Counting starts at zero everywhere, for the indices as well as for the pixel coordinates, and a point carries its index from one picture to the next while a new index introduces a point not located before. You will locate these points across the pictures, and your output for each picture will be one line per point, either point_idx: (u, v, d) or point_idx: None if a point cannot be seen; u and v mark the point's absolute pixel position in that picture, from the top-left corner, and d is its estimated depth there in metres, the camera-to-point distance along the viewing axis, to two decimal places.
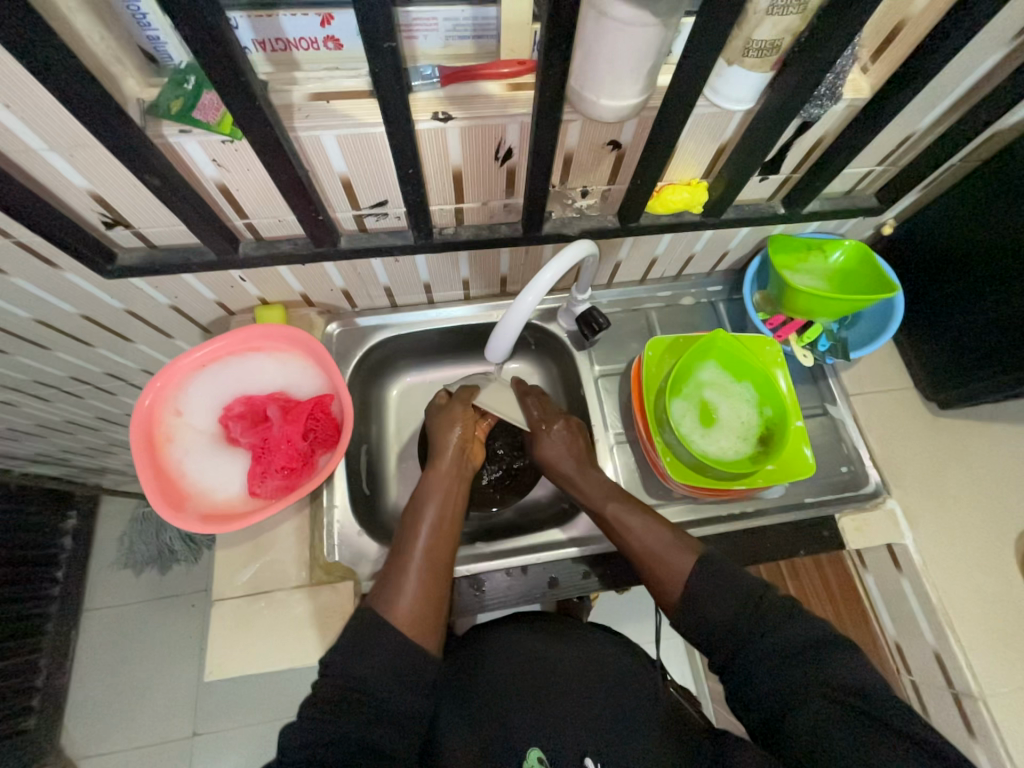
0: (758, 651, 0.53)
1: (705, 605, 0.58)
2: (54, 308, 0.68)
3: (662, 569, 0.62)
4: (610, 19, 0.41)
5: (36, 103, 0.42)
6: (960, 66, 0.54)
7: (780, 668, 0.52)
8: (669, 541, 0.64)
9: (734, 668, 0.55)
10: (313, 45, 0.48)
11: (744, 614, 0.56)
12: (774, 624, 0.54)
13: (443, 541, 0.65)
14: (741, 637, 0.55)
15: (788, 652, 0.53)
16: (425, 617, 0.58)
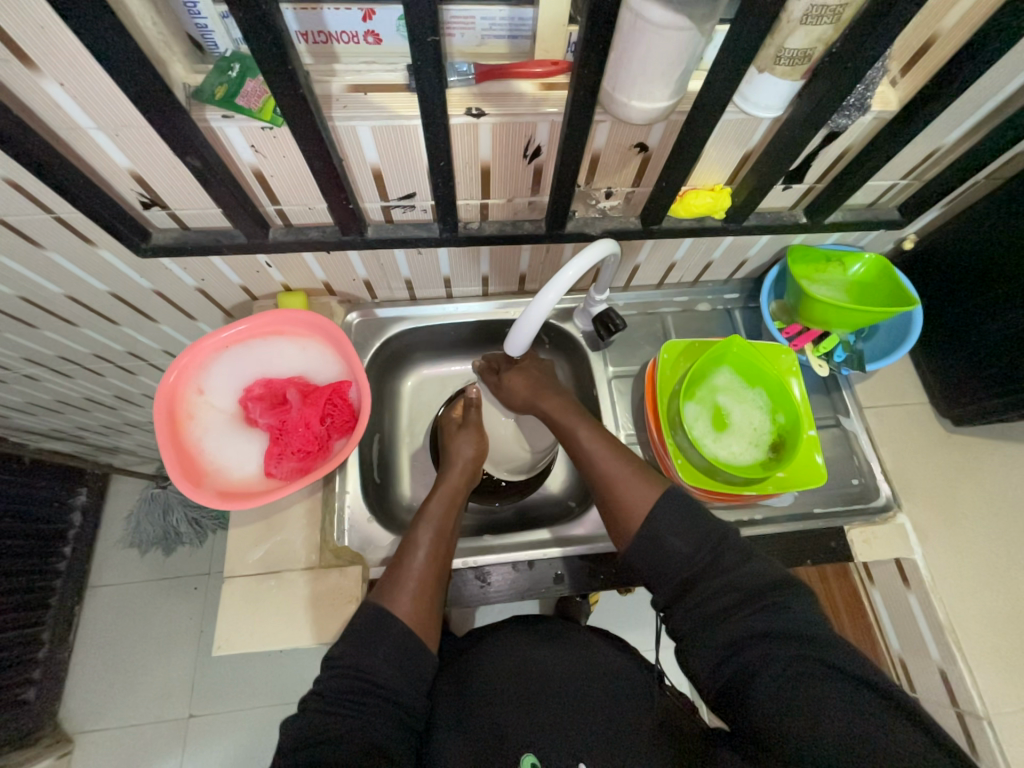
0: (718, 598, 0.53)
1: (665, 539, 0.57)
2: (85, 285, 0.70)
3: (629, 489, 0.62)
4: (646, 22, 0.42)
5: (87, 82, 0.44)
6: (990, 82, 0.54)
7: (741, 617, 0.51)
8: (633, 469, 0.63)
9: (692, 618, 0.54)
10: (353, 39, 0.50)
11: (704, 551, 0.56)
12: (734, 566, 0.55)
13: (446, 537, 0.66)
14: (700, 578, 0.55)
15: (748, 599, 0.52)
16: (427, 610, 0.59)
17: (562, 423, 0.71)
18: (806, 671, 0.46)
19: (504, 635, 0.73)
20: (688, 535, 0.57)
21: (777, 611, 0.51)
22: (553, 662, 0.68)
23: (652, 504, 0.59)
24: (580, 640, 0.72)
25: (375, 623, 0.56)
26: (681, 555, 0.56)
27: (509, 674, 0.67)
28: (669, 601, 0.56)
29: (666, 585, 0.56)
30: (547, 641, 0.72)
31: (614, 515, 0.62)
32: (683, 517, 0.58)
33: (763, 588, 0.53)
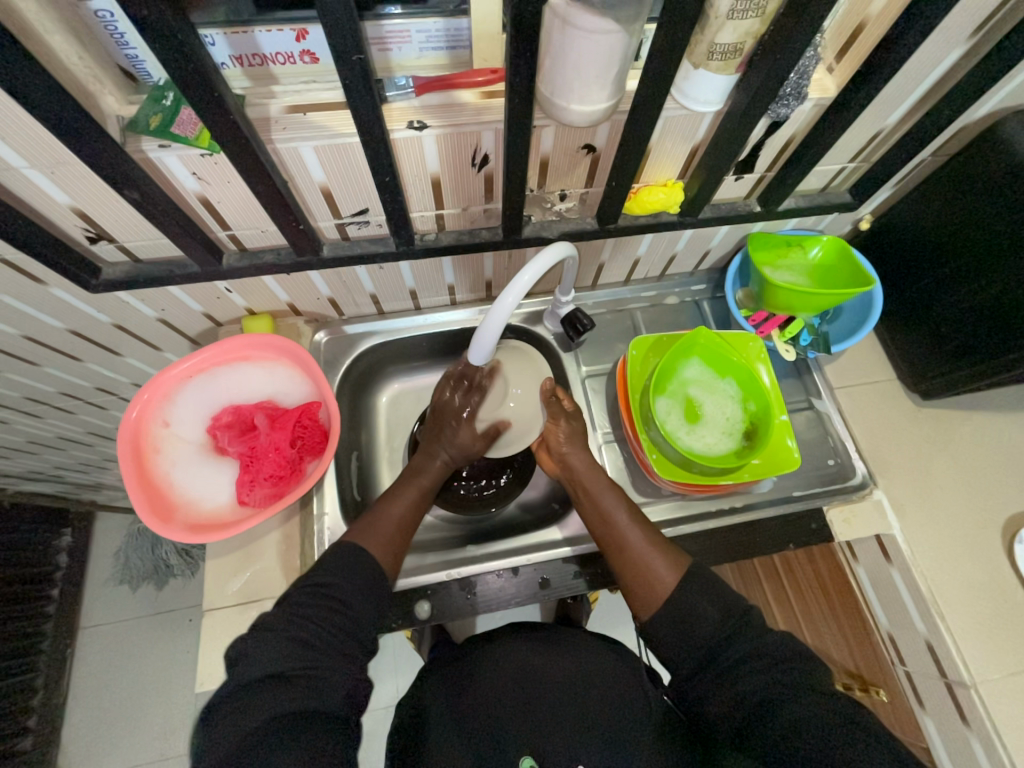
0: (741, 656, 0.53)
1: (697, 607, 0.57)
2: (43, 324, 0.69)
3: (646, 572, 0.61)
4: (574, 27, 0.43)
5: (13, 123, 0.43)
6: (921, 62, 0.55)
7: (764, 674, 0.51)
8: (657, 545, 0.62)
9: (717, 679, 0.53)
10: (289, 60, 0.49)
11: (729, 623, 0.55)
12: (757, 634, 0.55)
13: (423, 495, 0.70)
14: (727, 647, 0.54)
15: (775, 664, 0.52)
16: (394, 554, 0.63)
17: (590, 489, 0.69)
18: (831, 727, 0.46)
19: (499, 640, 0.73)
20: (716, 601, 0.57)
21: (801, 677, 0.51)
22: (552, 669, 0.67)
23: (671, 588, 0.59)
24: (580, 644, 0.72)
25: (352, 554, 0.60)
26: (707, 621, 0.56)
27: (507, 683, 0.66)
28: (695, 672, 0.54)
29: (691, 659, 0.55)
30: (547, 646, 0.71)
31: (635, 587, 0.61)
32: (702, 589, 0.58)
33: (790, 656, 0.53)
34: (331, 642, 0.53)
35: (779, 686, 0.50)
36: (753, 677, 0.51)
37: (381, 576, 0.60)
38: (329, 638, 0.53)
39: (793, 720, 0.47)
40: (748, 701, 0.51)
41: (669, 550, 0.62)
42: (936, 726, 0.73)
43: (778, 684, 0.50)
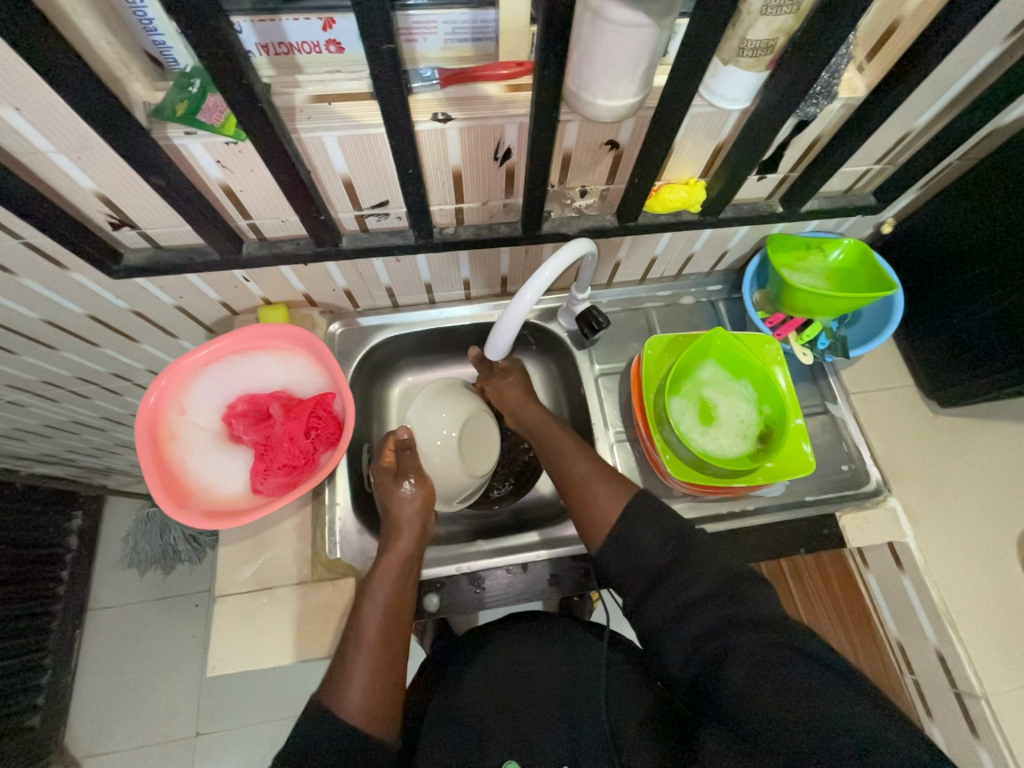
0: (682, 581, 0.53)
1: (636, 537, 0.58)
2: (63, 309, 0.69)
3: (591, 505, 0.63)
4: (605, 21, 0.42)
5: (43, 106, 0.43)
6: (954, 63, 0.54)
7: (709, 607, 0.51)
8: (612, 477, 0.65)
9: (667, 613, 0.53)
10: (315, 49, 0.49)
11: (668, 550, 0.56)
12: (700, 561, 0.55)
13: (394, 603, 0.61)
14: (671, 571, 0.55)
15: (719, 594, 0.52)
16: (378, 703, 0.54)
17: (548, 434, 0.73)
18: (780, 659, 0.45)
19: (493, 634, 0.72)
20: (655, 532, 0.58)
21: (752, 609, 0.50)
22: (542, 664, 0.67)
23: (615, 516, 0.61)
24: (574, 633, 0.71)
25: (324, 723, 0.51)
26: (650, 550, 0.57)
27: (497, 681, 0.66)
28: (641, 597, 0.56)
29: (638, 582, 0.57)
30: (537, 639, 0.70)
31: (585, 514, 0.64)
32: (643, 521, 0.59)
33: (737, 582, 0.52)
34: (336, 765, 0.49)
35: (726, 615, 0.50)
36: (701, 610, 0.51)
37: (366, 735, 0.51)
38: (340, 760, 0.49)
39: (747, 660, 0.46)
40: (697, 638, 0.50)
41: (615, 480, 0.65)
42: (944, 736, 0.73)
43: (727, 618, 0.50)
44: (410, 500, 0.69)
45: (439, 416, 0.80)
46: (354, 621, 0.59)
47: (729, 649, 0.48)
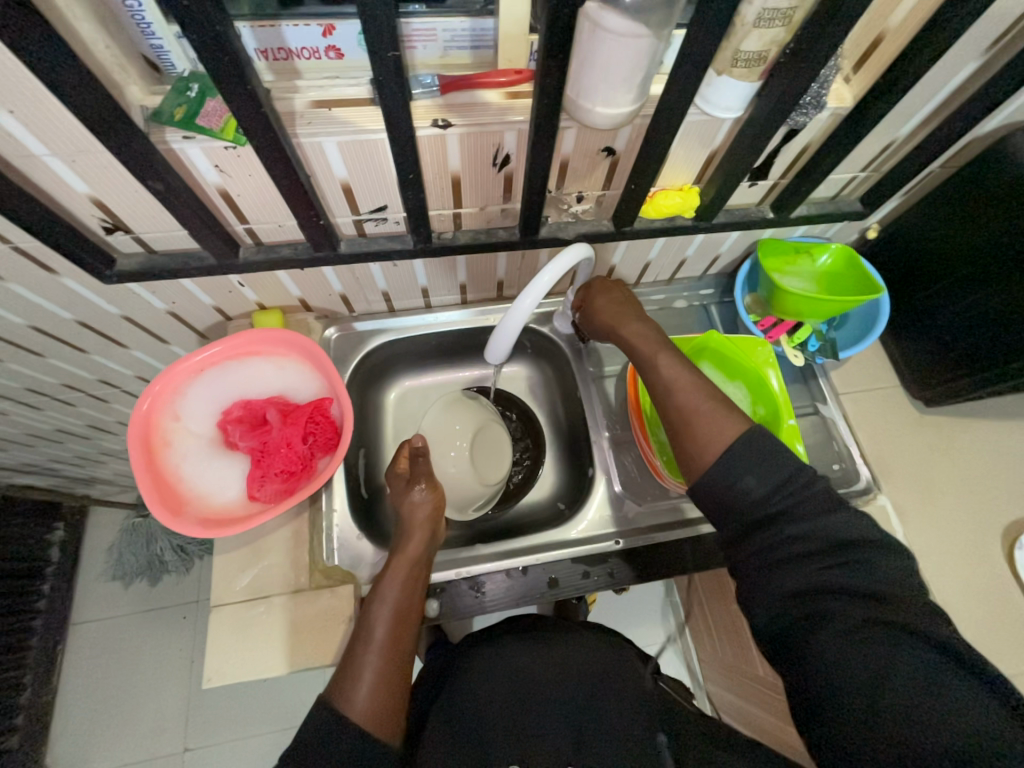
0: (790, 534, 0.50)
1: (739, 478, 0.53)
2: (51, 315, 0.68)
3: (697, 432, 0.56)
4: (605, 31, 0.43)
5: (38, 109, 0.43)
6: (937, 76, 0.56)
7: (811, 567, 0.49)
8: (716, 404, 0.57)
9: (763, 565, 0.51)
10: (315, 55, 0.49)
11: (781, 493, 0.51)
12: (813, 514, 0.50)
13: (403, 605, 0.60)
14: (779, 518, 0.51)
15: (827, 554, 0.49)
16: (385, 704, 0.52)
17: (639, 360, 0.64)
18: (870, 632, 0.45)
19: (498, 640, 0.72)
20: (765, 474, 0.52)
21: (859, 571, 0.47)
22: (541, 665, 0.67)
23: (726, 445, 0.54)
24: (580, 640, 0.72)
25: (330, 720, 0.49)
26: (757, 488, 0.52)
27: (504, 681, 0.66)
28: (740, 541, 0.52)
29: (738, 525, 0.53)
30: (539, 644, 0.71)
31: (686, 438, 0.57)
32: (752, 461, 0.53)
33: (845, 540, 0.49)
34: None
35: (828, 578, 0.48)
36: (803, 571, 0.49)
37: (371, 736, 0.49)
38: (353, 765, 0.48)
39: (839, 629, 0.45)
40: (795, 596, 0.48)
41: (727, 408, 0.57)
42: None
43: (830, 580, 0.47)
44: (423, 504, 0.68)
45: (452, 426, 0.83)
46: (361, 622, 0.58)
47: (830, 620, 0.46)
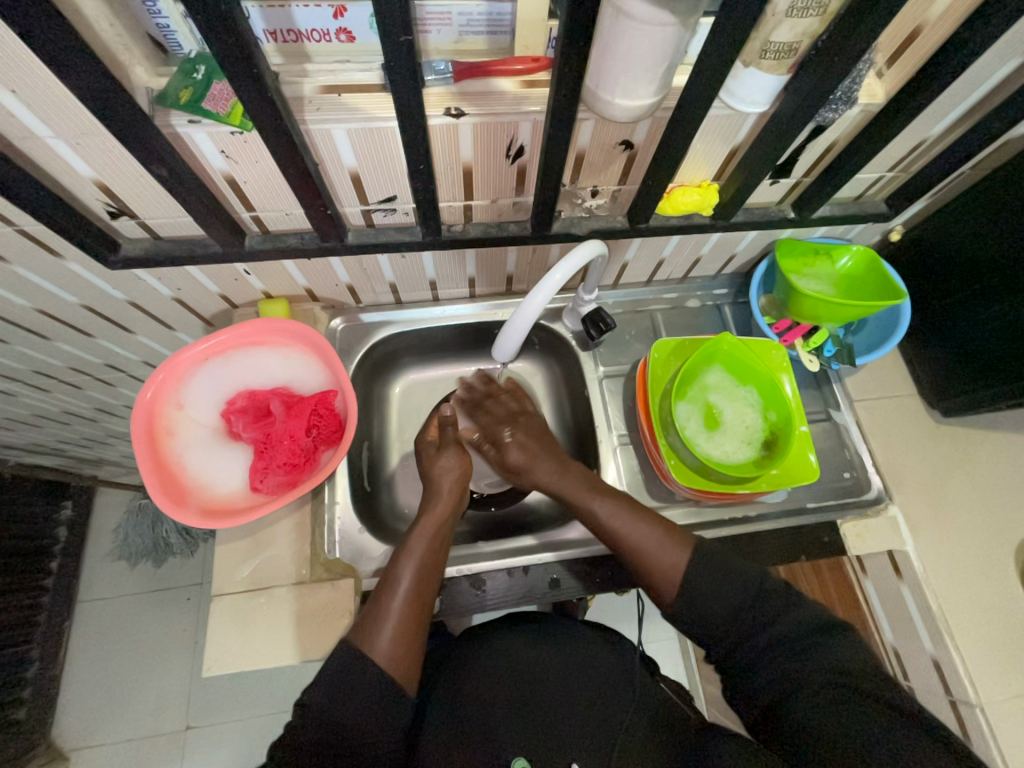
0: (758, 638, 0.53)
1: (707, 607, 0.56)
2: (56, 299, 0.67)
3: (656, 569, 0.58)
4: (628, 18, 0.41)
5: (42, 88, 0.41)
6: (976, 73, 0.53)
7: (778, 666, 0.52)
8: (669, 531, 0.60)
9: (738, 664, 0.54)
10: (325, 37, 0.47)
11: (741, 609, 0.55)
12: (780, 612, 0.54)
13: (429, 560, 0.61)
14: (743, 625, 0.54)
15: (789, 651, 0.52)
16: (405, 649, 0.54)
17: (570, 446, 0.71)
18: (841, 709, 0.48)
19: (496, 635, 0.70)
20: (728, 597, 0.55)
21: (819, 658, 0.51)
22: (543, 664, 0.66)
23: (687, 571, 0.57)
24: (584, 640, 0.70)
25: (355, 666, 0.51)
26: (720, 600, 0.55)
27: (502, 681, 0.65)
28: (715, 652, 0.56)
29: (718, 643, 0.55)
30: (540, 641, 0.69)
31: (652, 575, 0.59)
32: (714, 577, 0.56)
33: (801, 630, 0.53)
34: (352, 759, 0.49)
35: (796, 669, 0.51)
36: (770, 663, 0.52)
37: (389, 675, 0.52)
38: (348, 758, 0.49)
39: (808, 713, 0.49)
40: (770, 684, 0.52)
41: (672, 529, 0.61)
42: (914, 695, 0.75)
43: (798, 669, 0.51)
44: (452, 470, 0.70)
45: None
46: (387, 570, 0.60)
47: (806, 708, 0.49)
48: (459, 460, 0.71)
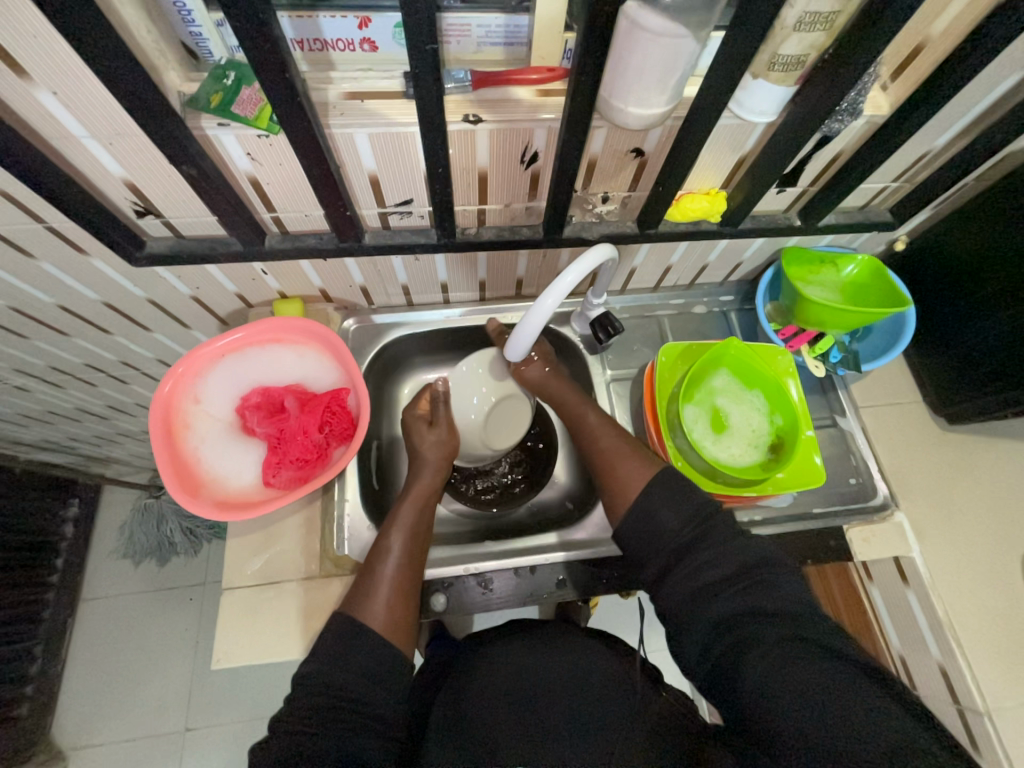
0: (705, 556, 0.53)
1: (656, 513, 0.58)
2: (79, 295, 0.69)
3: (615, 478, 0.63)
4: (642, 30, 0.43)
5: (82, 91, 0.43)
6: (978, 87, 0.55)
7: (730, 599, 0.50)
8: (632, 445, 0.66)
9: (685, 595, 0.52)
10: (349, 47, 0.49)
11: (690, 527, 0.56)
12: (723, 541, 0.55)
13: (416, 530, 0.65)
14: (691, 550, 0.54)
15: (738, 579, 0.51)
16: (398, 614, 0.57)
17: (558, 396, 0.74)
18: (791, 649, 0.45)
19: (501, 646, 0.72)
20: (678, 509, 0.57)
21: (771, 596, 0.49)
22: (548, 668, 0.67)
23: (645, 482, 0.61)
24: (589, 649, 0.71)
25: (351, 633, 0.54)
26: (670, 524, 0.57)
27: (507, 684, 0.65)
28: (662, 574, 0.55)
29: (655, 563, 0.56)
30: (544, 647, 0.71)
31: (608, 479, 0.64)
32: (668, 498, 0.59)
33: (750, 561, 0.52)
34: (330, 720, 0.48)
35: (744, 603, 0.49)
36: (716, 601, 0.51)
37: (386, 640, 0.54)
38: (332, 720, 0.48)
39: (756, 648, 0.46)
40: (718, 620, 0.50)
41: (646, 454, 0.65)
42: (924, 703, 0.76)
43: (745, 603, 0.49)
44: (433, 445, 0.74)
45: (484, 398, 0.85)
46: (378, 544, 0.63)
47: (754, 645, 0.46)
48: (441, 431, 0.75)
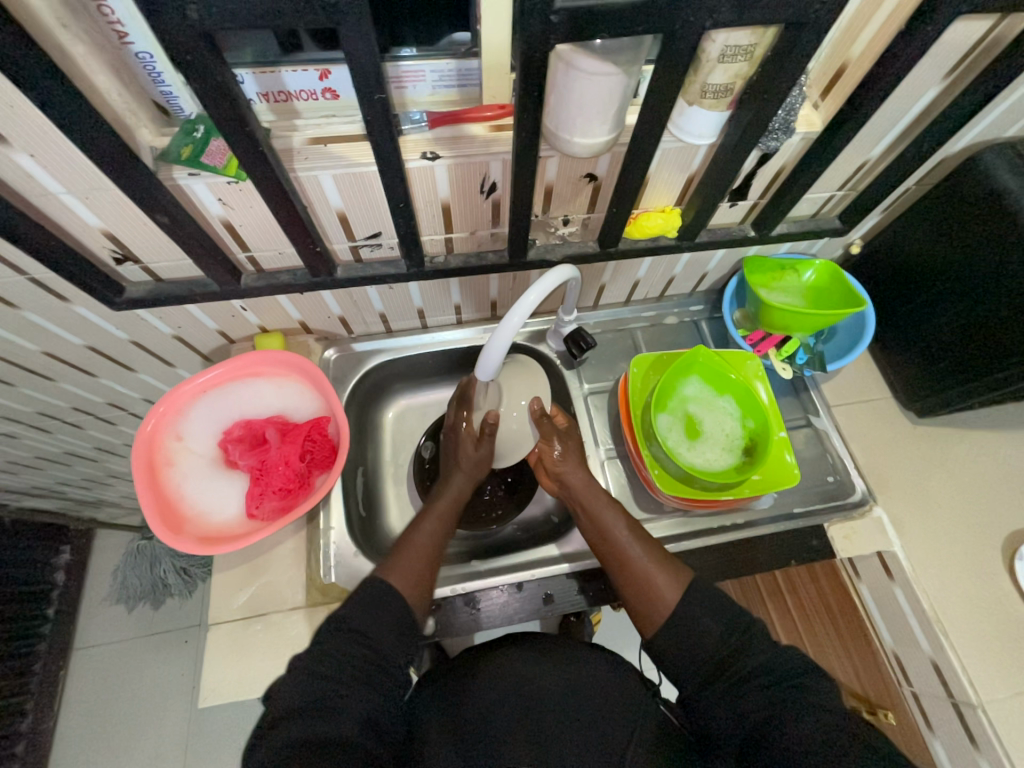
0: (743, 671, 0.53)
1: (697, 624, 0.57)
2: (63, 341, 0.71)
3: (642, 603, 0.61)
4: (578, 70, 0.46)
5: (58, 152, 0.46)
6: (898, 101, 0.59)
7: (764, 695, 0.52)
8: (659, 568, 0.62)
9: (723, 697, 0.53)
10: (312, 96, 0.52)
11: (732, 637, 0.56)
12: (762, 649, 0.55)
13: (444, 520, 0.68)
14: (733, 662, 0.54)
15: (777, 681, 0.52)
16: (416, 583, 0.61)
17: (587, 504, 0.69)
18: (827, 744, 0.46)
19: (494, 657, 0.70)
20: (719, 616, 0.58)
21: (811, 696, 0.51)
22: (545, 681, 0.66)
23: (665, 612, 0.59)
24: (581, 655, 0.71)
25: (377, 592, 0.58)
26: (709, 636, 0.56)
27: (501, 699, 0.64)
28: (701, 686, 0.55)
29: (695, 673, 0.55)
30: (538, 657, 0.70)
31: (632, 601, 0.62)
32: (705, 603, 0.59)
33: (784, 665, 0.53)
34: (355, 678, 0.52)
35: (778, 701, 0.51)
36: (752, 695, 0.52)
37: (407, 608, 0.59)
38: (361, 680, 0.52)
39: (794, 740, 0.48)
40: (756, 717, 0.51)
41: (671, 577, 0.61)
42: (920, 698, 0.75)
43: (779, 698, 0.51)
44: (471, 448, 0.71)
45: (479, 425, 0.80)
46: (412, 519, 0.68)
47: (785, 731, 0.49)
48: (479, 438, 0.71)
